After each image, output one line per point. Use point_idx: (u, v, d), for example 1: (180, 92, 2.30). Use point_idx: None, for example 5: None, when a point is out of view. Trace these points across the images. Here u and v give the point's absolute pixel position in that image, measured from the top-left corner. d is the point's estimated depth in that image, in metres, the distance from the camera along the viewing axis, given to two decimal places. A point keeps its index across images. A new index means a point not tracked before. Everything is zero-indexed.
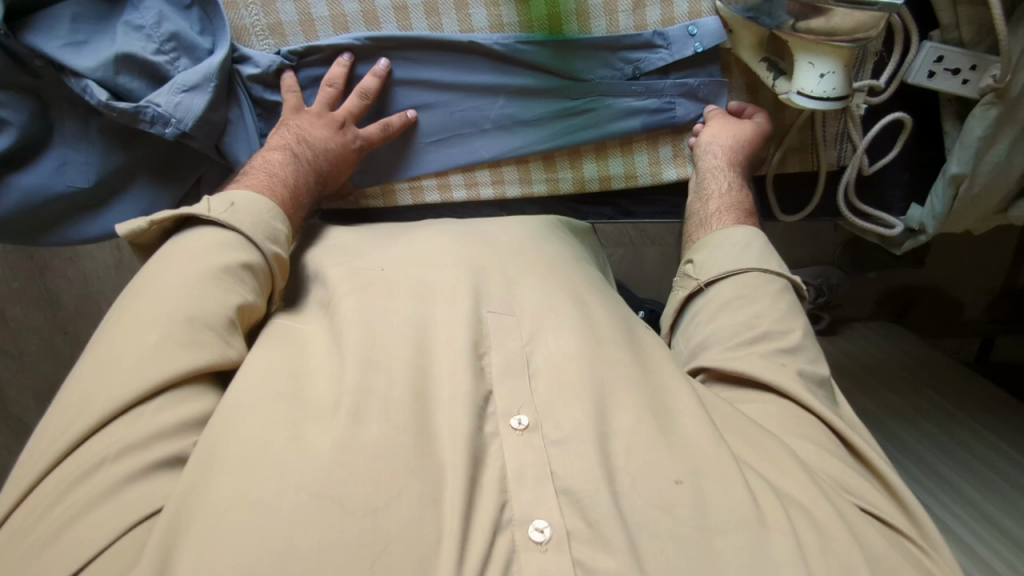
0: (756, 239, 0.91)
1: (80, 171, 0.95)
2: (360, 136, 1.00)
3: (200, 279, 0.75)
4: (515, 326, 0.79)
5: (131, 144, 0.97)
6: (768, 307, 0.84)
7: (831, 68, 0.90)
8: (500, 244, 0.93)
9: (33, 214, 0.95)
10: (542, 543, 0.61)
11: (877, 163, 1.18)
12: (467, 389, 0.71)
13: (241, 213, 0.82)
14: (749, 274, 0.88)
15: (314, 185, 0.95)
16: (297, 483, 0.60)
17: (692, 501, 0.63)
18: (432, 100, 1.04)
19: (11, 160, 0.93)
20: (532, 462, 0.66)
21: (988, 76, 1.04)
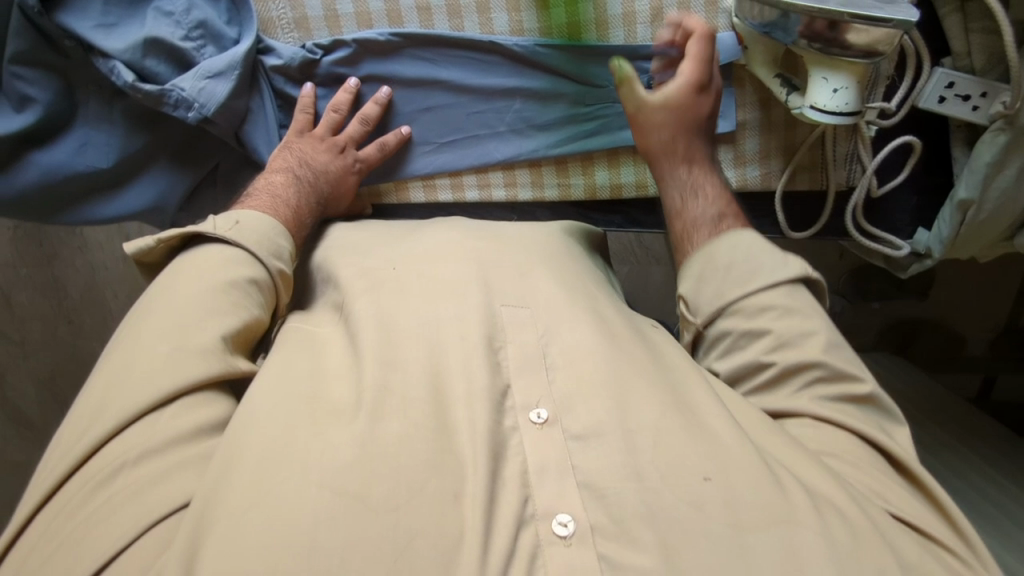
0: (745, 243, 0.85)
1: (102, 152, 0.96)
2: (356, 162, 1.02)
3: (206, 293, 0.76)
4: (528, 320, 0.80)
5: (154, 128, 0.98)
6: (779, 335, 0.79)
7: (845, 83, 0.91)
8: (517, 240, 0.93)
9: (51, 191, 0.97)
10: (568, 538, 0.62)
11: (887, 185, 1.19)
12: (483, 385, 0.71)
13: (246, 230, 0.84)
14: (750, 300, 0.81)
15: (314, 210, 0.96)
16: (319, 481, 0.61)
17: (722, 498, 0.63)
18: (449, 99, 1.05)
19: (34, 136, 0.95)
20: (554, 456, 0.67)
21: (999, 102, 1.06)
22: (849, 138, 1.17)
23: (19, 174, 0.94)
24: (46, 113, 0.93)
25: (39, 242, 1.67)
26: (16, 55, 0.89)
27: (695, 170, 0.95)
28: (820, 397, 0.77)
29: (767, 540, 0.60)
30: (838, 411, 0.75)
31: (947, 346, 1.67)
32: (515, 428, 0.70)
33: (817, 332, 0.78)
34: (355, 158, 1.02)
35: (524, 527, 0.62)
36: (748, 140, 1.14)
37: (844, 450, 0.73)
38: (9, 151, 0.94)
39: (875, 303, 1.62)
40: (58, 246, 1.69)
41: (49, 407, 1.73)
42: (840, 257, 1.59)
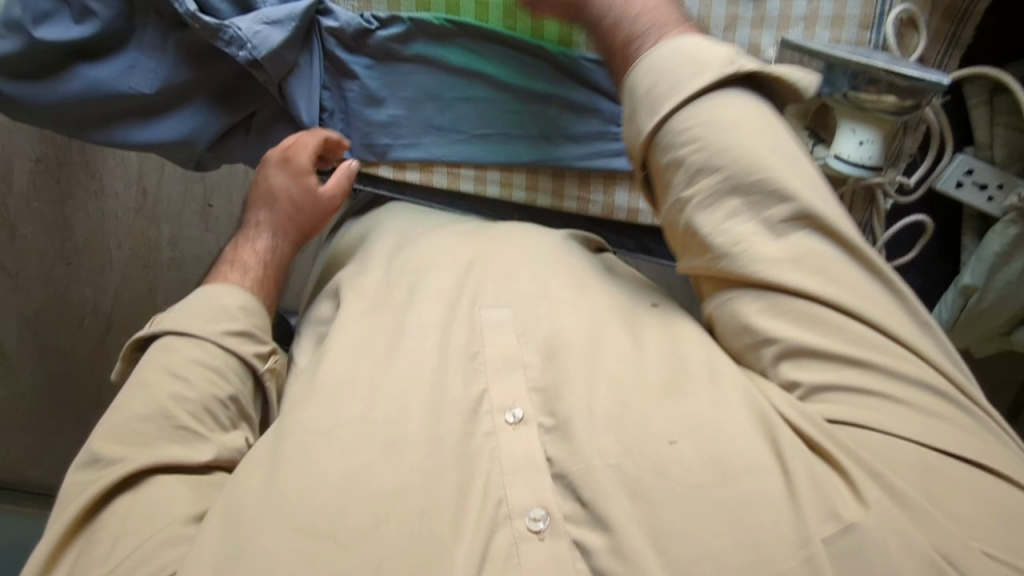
0: (666, 53, 0.79)
1: (146, 76, 0.99)
2: (289, 173, 1.00)
3: (149, 386, 0.81)
4: (508, 321, 0.81)
5: (200, 66, 1.00)
6: (710, 163, 0.75)
7: (871, 136, 0.98)
8: (508, 237, 0.94)
9: (88, 106, 0.99)
10: (542, 533, 0.66)
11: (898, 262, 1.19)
12: (458, 393, 0.75)
13: (182, 314, 0.86)
14: (677, 118, 0.78)
15: (270, 248, 0.98)
16: (297, 522, 0.66)
17: (692, 458, 0.67)
18: (490, 94, 1.08)
19: (87, 51, 0.98)
20: (527, 452, 0.70)
21: (1013, 196, 1.09)
22: (864, 208, 1.14)
23: (64, 84, 0.97)
24: (104, 33, 0.97)
25: (56, 178, 1.65)
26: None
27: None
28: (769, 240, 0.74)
29: (733, 529, 0.63)
30: (789, 245, 0.73)
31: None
32: (491, 432, 0.72)
33: (746, 145, 0.74)
34: (284, 170, 1.00)
35: (496, 505, 0.67)
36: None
37: (786, 331, 0.73)
38: (60, 61, 0.97)
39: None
40: (73, 183, 1.64)
41: (29, 344, 1.72)
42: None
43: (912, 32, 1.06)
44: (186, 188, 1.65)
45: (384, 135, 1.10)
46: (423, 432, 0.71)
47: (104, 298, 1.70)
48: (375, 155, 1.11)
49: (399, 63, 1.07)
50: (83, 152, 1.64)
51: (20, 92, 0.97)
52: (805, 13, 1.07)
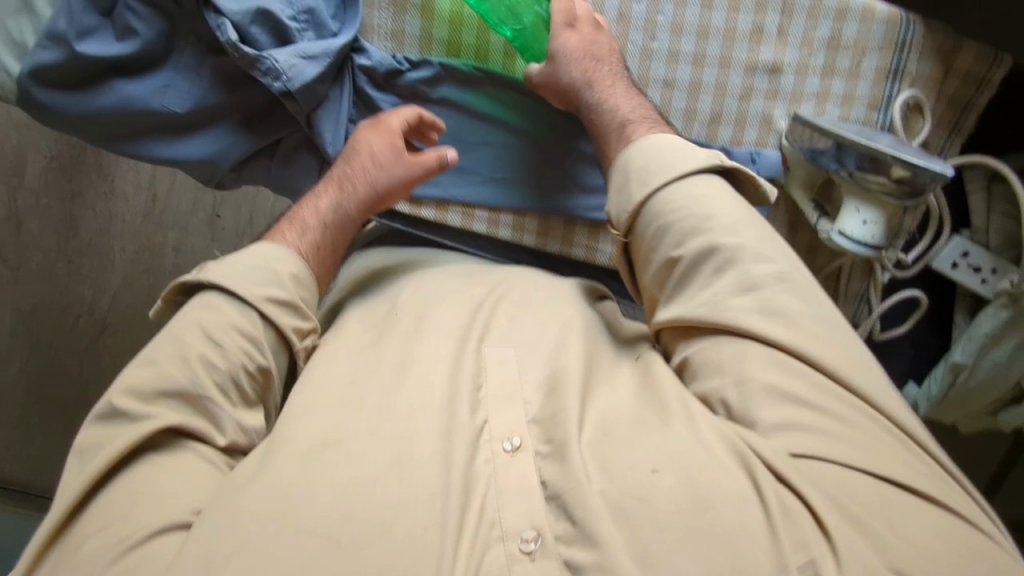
0: (657, 140, 0.91)
1: (178, 95, 1.01)
2: (382, 135, 0.99)
3: (182, 344, 0.80)
4: (512, 361, 0.83)
5: (232, 92, 1.03)
6: (693, 231, 0.83)
7: (874, 217, 1.01)
8: (506, 281, 0.97)
9: (119, 120, 1.02)
10: (532, 553, 0.67)
11: (888, 333, 1.22)
12: (464, 422, 0.77)
13: (232, 271, 0.85)
14: (663, 195, 0.87)
15: (338, 207, 0.96)
16: (303, 524, 0.67)
17: (676, 480, 0.69)
18: (510, 140, 1.11)
19: (125, 67, 1.01)
20: (520, 477, 0.73)
21: (1005, 280, 1.12)
22: (863, 279, 1.17)
23: (98, 97, 1.00)
24: (144, 51, 1.00)
25: (70, 176, 1.66)
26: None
27: (616, 85, 1.01)
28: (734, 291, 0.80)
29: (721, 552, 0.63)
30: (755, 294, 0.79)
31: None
32: (489, 456, 0.74)
33: (720, 213, 0.84)
34: (376, 132, 0.99)
35: (489, 521, 0.69)
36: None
37: (758, 370, 0.76)
38: (96, 74, 1.00)
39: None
40: (87, 184, 1.67)
41: (21, 338, 1.72)
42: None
43: (917, 117, 1.10)
44: (197, 198, 1.67)
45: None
46: (429, 451, 0.74)
47: (100, 299, 1.70)
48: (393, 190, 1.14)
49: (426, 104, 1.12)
50: (99, 155, 1.66)
51: (55, 100, 1.00)
52: (817, 90, 1.11)
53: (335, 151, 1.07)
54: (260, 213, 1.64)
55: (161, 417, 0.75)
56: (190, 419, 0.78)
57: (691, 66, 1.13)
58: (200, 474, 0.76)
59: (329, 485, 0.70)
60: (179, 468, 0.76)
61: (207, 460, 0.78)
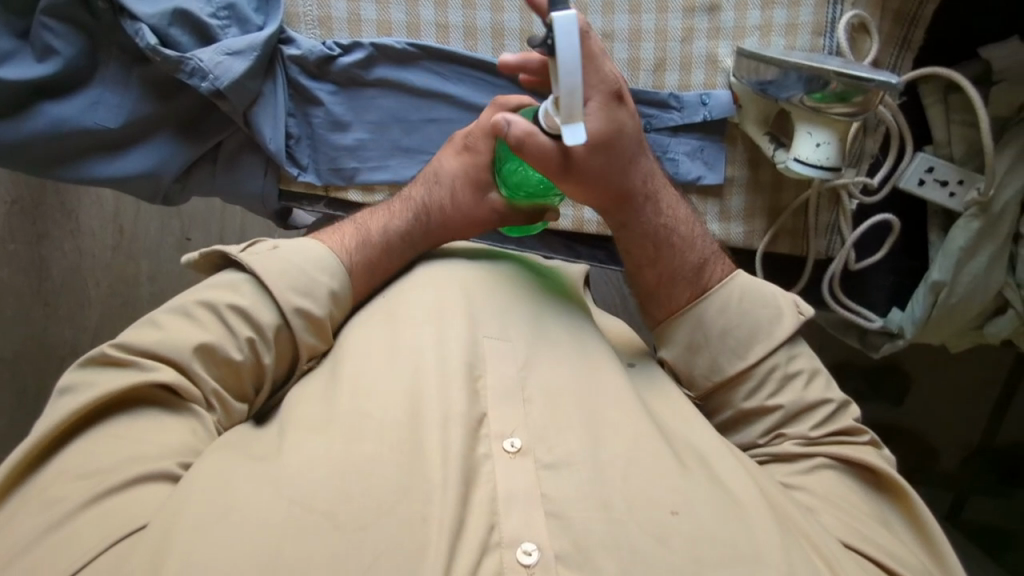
0: (728, 302, 0.86)
1: (109, 110, 0.99)
2: (471, 168, 0.93)
3: (191, 320, 0.77)
4: (514, 354, 0.79)
5: (164, 101, 1.01)
6: (786, 408, 0.84)
7: (827, 138, 0.99)
8: (515, 276, 0.91)
9: (51, 143, 0.98)
10: (530, 566, 0.63)
11: (862, 261, 1.15)
12: (461, 411, 0.73)
13: (273, 262, 0.82)
14: (756, 372, 0.85)
15: (400, 225, 0.91)
16: (290, 495, 0.64)
17: (688, 534, 0.67)
18: (456, 113, 1.09)
19: (49, 87, 0.97)
20: (525, 486, 0.68)
21: (974, 190, 1.10)
22: (831, 213, 1.13)
23: (25, 121, 0.95)
24: (66, 69, 0.96)
25: (31, 218, 1.50)
26: (48, 7, 0.93)
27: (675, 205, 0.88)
28: (807, 441, 0.83)
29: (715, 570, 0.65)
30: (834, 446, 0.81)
31: (922, 457, 1.46)
32: (487, 455, 0.71)
33: (815, 392, 0.85)
34: (466, 162, 0.93)
35: (486, 517, 0.66)
36: (731, 197, 1.15)
37: (817, 485, 0.79)
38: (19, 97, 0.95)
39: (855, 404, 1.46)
40: (51, 225, 1.52)
41: None
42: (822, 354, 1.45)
43: (865, 36, 1.08)
44: (164, 224, 1.59)
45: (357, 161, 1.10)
46: (428, 441, 0.70)
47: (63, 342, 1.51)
48: (342, 179, 1.10)
49: (364, 88, 1.08)
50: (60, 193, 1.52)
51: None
52: (759, 23, 1.09)
53: (275, 147, 1.05)
54: (229, 228, 1.62)
55: (154, 372, 0.71)
56: (182, 380, 0.73)
57: (628, 15, 1.11)
58: (187, 437, 0.73)
59: (312, 484, 0.65)
60: (168, 423, 0.72)
61: (197, 420, 0.74)
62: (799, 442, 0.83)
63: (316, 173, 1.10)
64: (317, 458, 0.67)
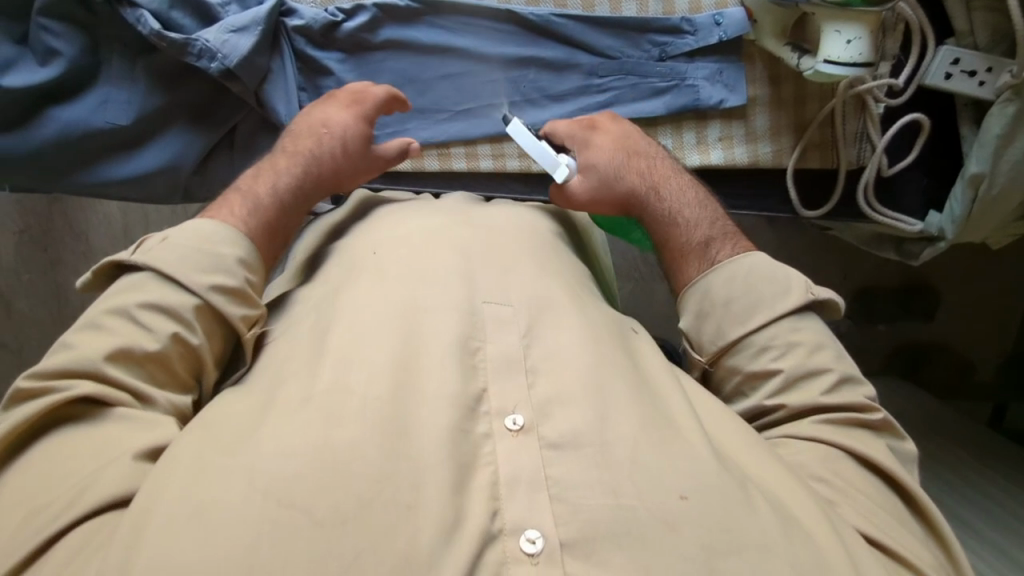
0: (750, 268, 0.67)
1: (121, 107, 0.93)
2: (353, 116, 0.79)
3: (95, 325, 0.55)
4: (509, 317, 0.55)
5: (172, 91, 0.95)
6: (790, 371, 0.63)
7: (860, 34, 0.84)
8: (499, 227, 0.70)
9: (69, 149, 0.92)
10: (534, 556, 0.42)
11: (892, 166, 0.99)
12: (449, 390, 0.49)
13: (172, 249, 0.59)
14: (764, 335, 0.65)
15: (300, 184, 0.73)
16: (269, 475, 0.42)
17: (711, 521, 0.44)
18: (467, 67, 0.98)
19: (58, 91, 0.91)
20: (528, 465, 0.46)
21: (1005, 72, 0.91)
22: (858, 121, 1.00)
23: (37, 130, 0.90)
24: (72, 70, 0.90)
25: (44, 245, 1.25)
26: (46, 7, 0.86)
27: (677, 187, 0.75)
28: (831, 421, 0.60)
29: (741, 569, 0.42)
30: (856, 430, 0.60)
31: (951, 374, 1.36)
32: (488, 434, 0.48)
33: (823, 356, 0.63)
34: (348, 109, 0.79)
35: (488, 496, 0.44)
36: (756, 116, 1.01)
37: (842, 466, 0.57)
38: (27, 105, 0.89)
39: (882, 327, 1.35)
40: (67, 251, 1.25)
41: None
42: (844, 280, 1.32)
43: None
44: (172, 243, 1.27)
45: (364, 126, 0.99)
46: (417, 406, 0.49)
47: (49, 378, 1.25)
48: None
49: (372, 54, 0.98)
50: (65, 214, 1.25)
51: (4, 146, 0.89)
52: None
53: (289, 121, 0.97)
54: None
55: (69, 388, 0.51)
56: (106, 389, 0.53)
57: None
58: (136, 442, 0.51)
59: (227, 488, 0.42)
60: (101, 441, 0.51)
61: (135, 430, 0.52)
62: (823, 421, 0.60)
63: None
64: (250, 448, 0.44)
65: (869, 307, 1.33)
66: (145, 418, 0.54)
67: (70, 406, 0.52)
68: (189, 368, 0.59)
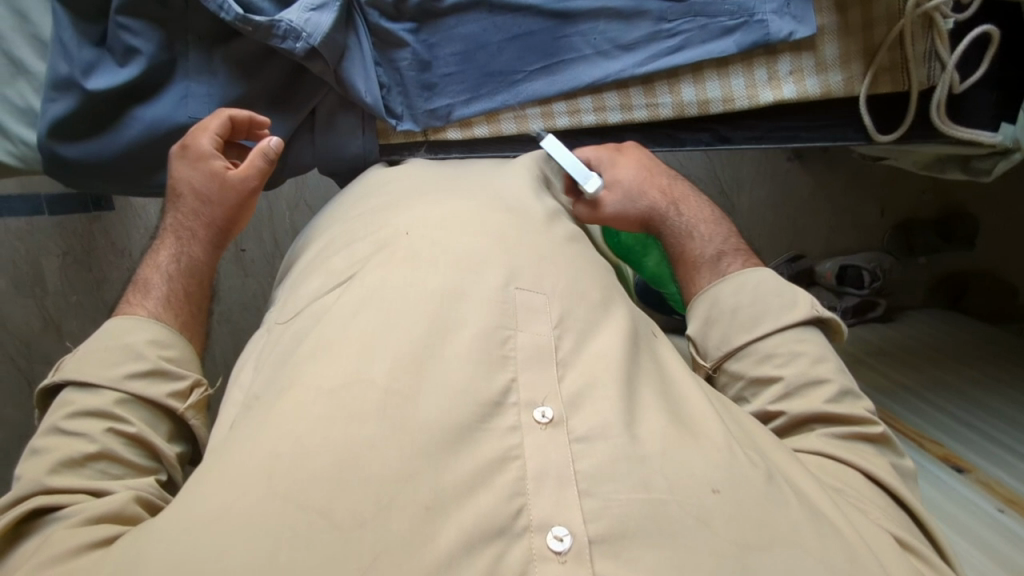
0: (761, 279, 0.54)
1: (203, 102, 0.66)
2: (190, 163, 0.58)
3: (30, 454, 0.44)
4: (556, 272, 0.47)
5: (256, 82, 0.67)
6: (789, 381, 0.50)
7: None
8: (518, 223, 0.51)
9: (157, 152, 0.68)
10: (560, 554, 0.32)
11: (967, 82, 0.64)
12: (471, 386, 0.37)
13: (89, 357, 0.49)
14: (766, 346, 0.52)
15: (185, 254, 0.57)
16: (272, 451, 0.33)
17: (745, 521, 0.34)
18: (543, 24, 0.66)
19: (141, 88, 0.66)
20: (558, 461, 0.35)
21: None
22: (926, 38, 0.63)
23: (121, 132, 0.66)
24: (154, 70, 0.65)
25: (90, 266, 1.03)
26: (125, 5, 0.62)
27: (693, 200, 0.60)
28: (837, 435, 0.47)
29: (773, 570, 0.33)
30: (847, 448, 0.46)
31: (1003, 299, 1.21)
32: (514, 428, 0.37)
33: (829, 365, 0.50)
34: (183, 157, 0.58)
35: (509, 493, 0.34)
36: (824, 46, 0.66)
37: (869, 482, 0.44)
38: (106, 105, 0.66)
39: (923, 258, 1.19)
40: (111, 270, 1.03)
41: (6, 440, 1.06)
42: (881, 214, 1.20)
43: None
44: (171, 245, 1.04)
45: (433, 96, 0.69)
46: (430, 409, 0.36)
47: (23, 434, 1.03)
48: (437, 122, 0.70)
49: (440, 23, 0.67)
50: (110, 229, 1.02)
51: (84, 154, 0.67)
52: None
53: (375, 102, 0.67)
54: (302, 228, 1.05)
55: (18, 503, 0.39)
56: (59, 496, 0.40)
57: None
58: (72, 541, 0.36)
59: (212, 508, 0.32)
60: (40, 547, 0.37)
61: (98, 506, 0.40)
62: (830, 436, 0.47)
63: (415, 121, 0.71)
64: (248, 440, 0.35)
65: (910, 238, 1.18)
66: (106, 505, 0.40)
67: (23, 527, 0.40)
68: (145, 455, 0.47)
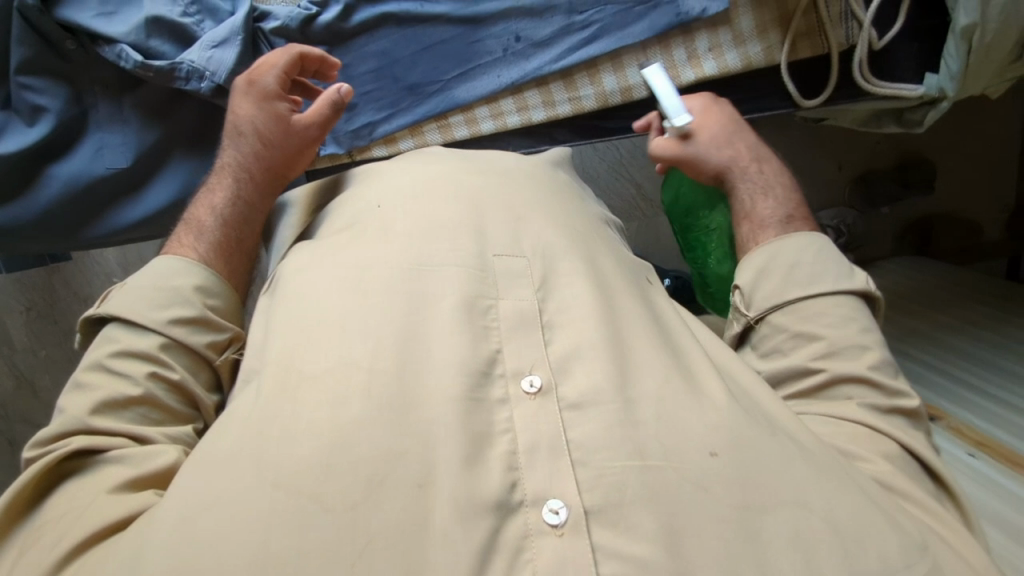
0: (822, 244, 0.48)
1: (119, 151, 0.63)
2: (253, 99, 0.53)
3: (73, 390, 0.41)
4: (539, 230, 0.45)
5: (172, 124, 0.65)
6: (834, 340, 0.44)
7: None
8: (507, 178, 0.50)
9: (83, 206, 0.64)
10: (556, 527, 0.31)
11: (885, 38, 0.64)
12: (457, 355, 0.36)
13: (131, 296, 0.44)
14: (817, 303, 0.46)
15: (243, 198, 0.51)
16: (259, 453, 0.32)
17: (745, 482, 0.32)
18: (454, 31, 0.66)
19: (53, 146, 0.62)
20: (550, 429, 0.34)
21: None
22: None
23: (38, 193, 0.62)
24: (65, 127, 0.62)
25: (56, 318, 0.93)
26: (21, 64, 0.58)
27: (769, 161, 0.55)
28: (877, 406, 0.42)
29: (778, 530, 0.31)
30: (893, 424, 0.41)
31: (961, 233, 1.24)
32: (503, 400, 0.35)
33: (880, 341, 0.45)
34: (246, 93, 0.54)
35: (504, 467, 0.32)
36: (739, 17, 0.66)
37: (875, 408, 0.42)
38: (16, 169, 0.61)
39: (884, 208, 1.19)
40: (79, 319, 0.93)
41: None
42: (840, 170, 1.17)
43: None
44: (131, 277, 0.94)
45: (354, 115, 0.68)
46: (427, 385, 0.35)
47: None
48: (362, 141, 0.69)
49: (352, 43, 0.66)
50: (70, 279, 0.93)
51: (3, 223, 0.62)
52: None
53: None
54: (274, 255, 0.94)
55: (62, 443, 0.36)
56: (100, 438, 0.38)
57: None
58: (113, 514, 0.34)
59: (199, 493, 0.31)
60: (83, 504, 0.34)
61: (136, 465, 0.37)
62: (871, 407, 0.42)
63: (338, 144, 0.68)
64: (251, 431, 0.33)
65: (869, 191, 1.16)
66: (151, 459, 0.37)
67: (65, 467, 0.37)
68: (183, 403, 0.43)
